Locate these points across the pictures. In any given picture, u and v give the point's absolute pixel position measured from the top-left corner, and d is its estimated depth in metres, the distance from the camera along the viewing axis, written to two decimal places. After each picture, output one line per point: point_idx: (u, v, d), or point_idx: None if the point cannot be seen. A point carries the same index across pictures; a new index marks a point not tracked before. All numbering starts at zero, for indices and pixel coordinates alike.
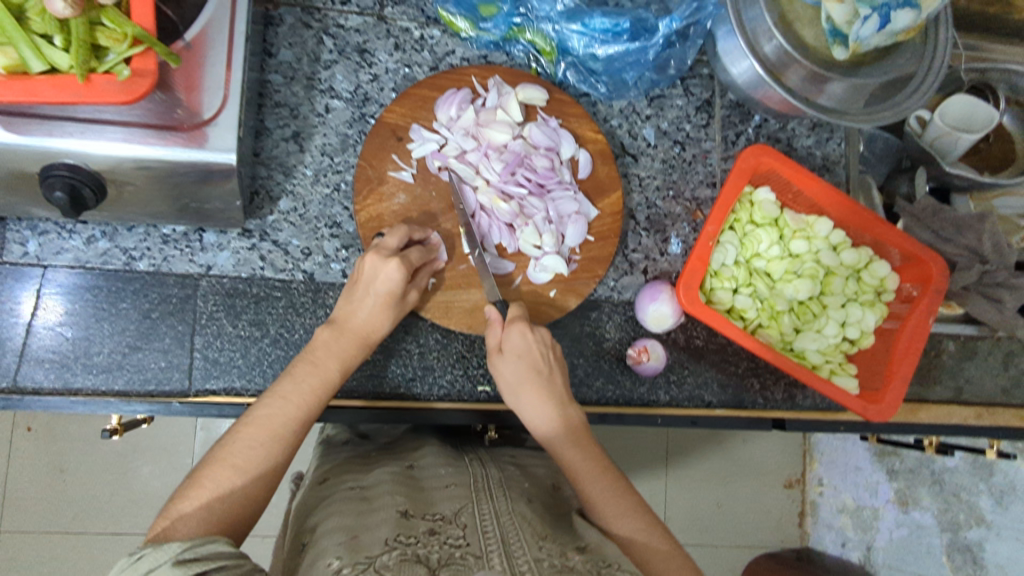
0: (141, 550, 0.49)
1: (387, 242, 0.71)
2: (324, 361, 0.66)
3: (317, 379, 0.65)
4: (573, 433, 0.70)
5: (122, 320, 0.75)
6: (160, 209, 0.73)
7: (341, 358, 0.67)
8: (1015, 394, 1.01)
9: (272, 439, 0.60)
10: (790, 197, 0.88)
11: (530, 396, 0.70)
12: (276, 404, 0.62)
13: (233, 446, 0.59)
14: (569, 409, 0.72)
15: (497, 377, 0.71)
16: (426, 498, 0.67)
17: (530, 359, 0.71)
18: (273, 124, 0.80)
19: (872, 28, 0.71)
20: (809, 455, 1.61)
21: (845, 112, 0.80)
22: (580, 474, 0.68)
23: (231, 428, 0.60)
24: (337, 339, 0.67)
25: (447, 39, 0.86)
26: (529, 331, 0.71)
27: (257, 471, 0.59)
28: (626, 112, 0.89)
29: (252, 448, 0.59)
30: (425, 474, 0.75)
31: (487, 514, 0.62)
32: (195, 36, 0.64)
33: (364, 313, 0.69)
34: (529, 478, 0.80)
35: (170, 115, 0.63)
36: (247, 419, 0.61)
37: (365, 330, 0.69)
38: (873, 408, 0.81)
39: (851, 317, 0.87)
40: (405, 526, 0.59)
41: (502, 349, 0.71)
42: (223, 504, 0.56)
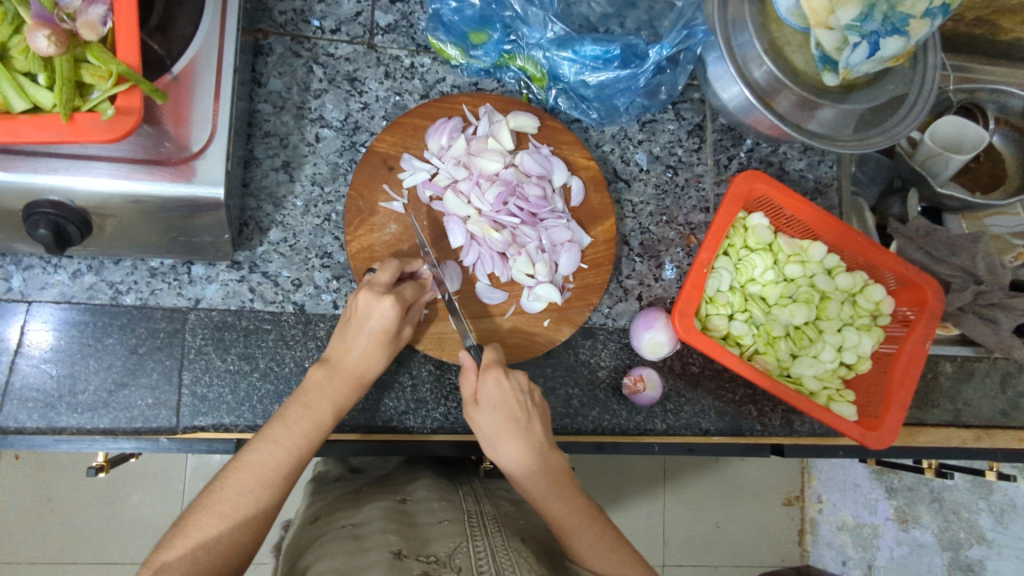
0: None
1: (380, 278, 0.69)
2: (317, 402, 0.65)
3: (310, 422, 0.63)
4: (554, 483, 0.68)
5: (108, 355, 0.74)
6: (148, 243, 0.71)
7: (335, 399, 0.66)
8: (1013, 415, 1.00)
9: (258, 482, 0.59)
10: (783, 222, 0.88)
11: (509, 448, 0.68)
12: (267, 448, 0.61)
13: (222, 493, 0.58)
14: (549, 456, 0.70)
15: (475, 427, 0.69)
16: (420, 535, 0.66)
17: (508, 408, 0.68)
18: (262, 154, 0.79)
19: (862, 55, 0.70)
20: (808, 472, 1.58)
21: (836, 138, 0.80)
22: (567, 527, 0.67)
23: (223, 473, 0.59)
24: (329, 380, 0.66)
25: (438, 67, 0.86)
26: (506, 378, 0.68)
27: (246, 519, 0.57)
28: (617, 137, 0.89)
29: (241, 494, 0.58)
30: (418, 509, 0.74)
31: (482, 552, 0.62)
32: (182, 69, 0.63)
33: (358, 352, 0.68)
34: (524, 515, 0.79)
35: (158, 150, 0.63)
36: (238, 464, 0.59)
37: (359, 370, 0.68)
38: (872, 435, 0.80)
39: (848, 342, 0.86)
40: (400, 568, 0.58)
41: (478, 399, 0.69)
42: (211, 552, 0.54)
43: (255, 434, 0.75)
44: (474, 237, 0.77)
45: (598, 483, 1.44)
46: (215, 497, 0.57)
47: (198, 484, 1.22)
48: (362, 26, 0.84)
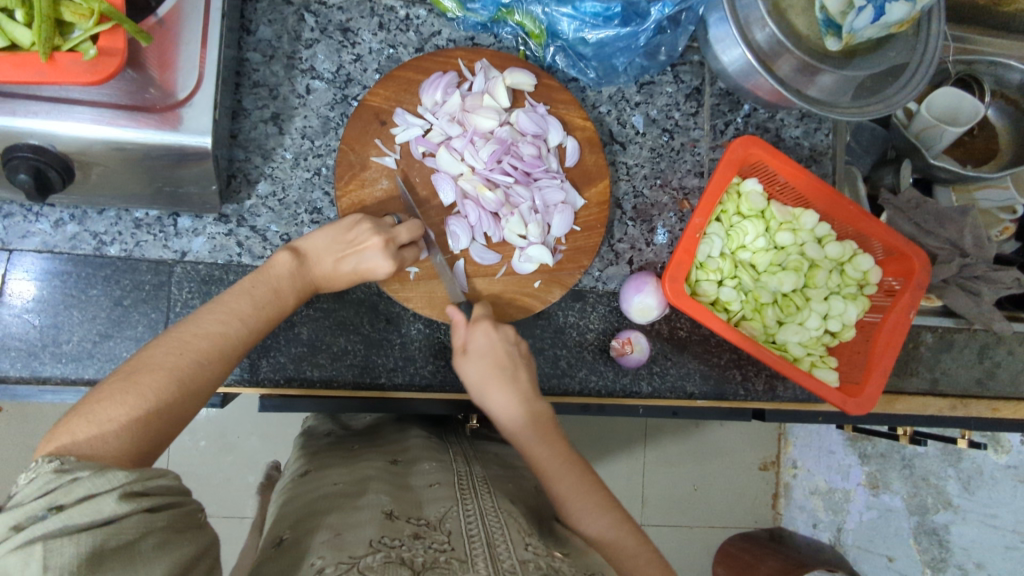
0: (73, 470, 0.45)
1: (400, 234, 0.69)
2: (283, 294, 0.66)
3: (273, 309, 0.65)
4: (540, 430, 0.71)
5: (93, 307, 0.73)
6: (134, 192, 0.70)
7: (299, 291, 0.68)
8: (988, 385, 1.03)
9: (215, 354, 0.58)
10: (777, 189, 0.88)
11: (496, 394, 0.72)
12: (220, 321, 0.60)
13: (176, 356, 0.56)
14: (534, 404, 0.73)
15: (463, 377, 0.74)
16: (412, 497, 0.67)
17: (497, 358, 0.73)
18: (251, 105, 0.77)
19: (866, 20, 0.69)
20: (785, 438, 1.63)
21: (834, 105, 0.79)
22: (549, 472, 0.68)
23: (166, 337, 0.58)
24: (292, 274, 0.67)
25: (433, 19, 0.83)
26: (494, 330, 0.74)
27: (195, 386, 0.56)
28: (615, 98, 0.88)
29: (196, 362, 0.57)
30: (410, 469, 0.75)
31: (472, 515, 0.62)
32: (167, 13, 0.60)
33: (329, 269, 0.69)
34: (512, 476, 0.80)
35: (143, 95, 0.61)
36: (177, 330, 0.58)
37: (320, 281, 0.69)
38: (853, 401, 0.81)
39: (834, 310, 0.87)
40: (390, 527, 0.58)
41: (466, 350, 0.73)
42: (161, 417, 0.53)
43: (243, 388, 0.75)
44: (465, 195, 0.76)
45: (582, 444, 1.47)
46: (153, 356, 0.56)
47: (188, 438, 1.23)
48: None
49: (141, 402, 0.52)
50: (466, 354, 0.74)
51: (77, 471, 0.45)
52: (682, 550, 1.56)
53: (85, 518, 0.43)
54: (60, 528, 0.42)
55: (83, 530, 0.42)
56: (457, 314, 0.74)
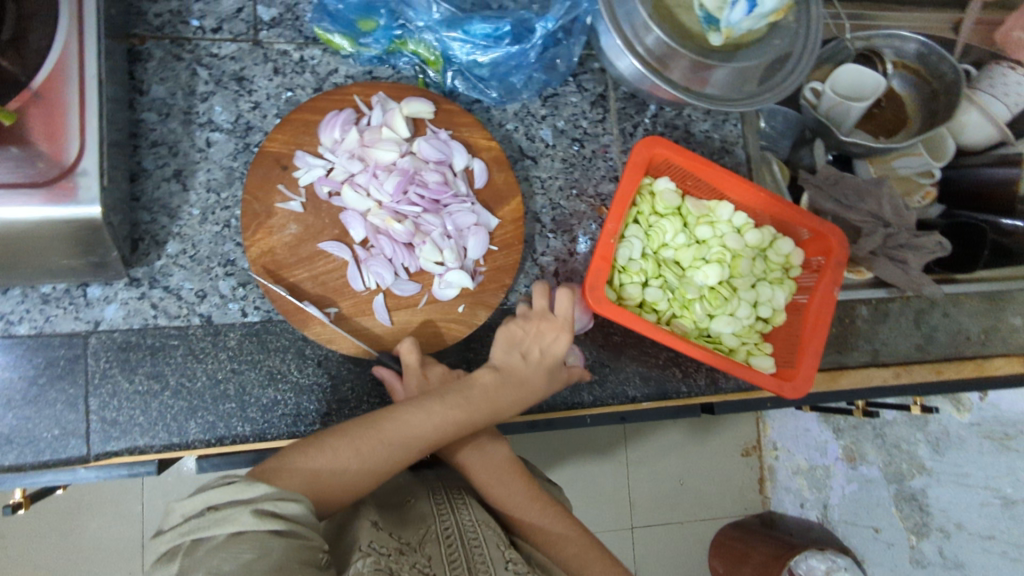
0: (235, 479, 0.51)
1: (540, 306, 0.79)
2: (474, 407, 0.69)
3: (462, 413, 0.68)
4: (502, 468, 0.72)
5: (7, 390, 0.71)
6: (36, 269, 0.69)
7: (455, 420, 0.67)
8: (928, 349, 1.04)
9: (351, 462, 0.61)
10: (691, 184, 0.89)
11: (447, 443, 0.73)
12: (411, 420, 0.65)
13: (314, 455, 0.60)
14: (489, 448, 0.73)
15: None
16: (399, 516, 0.67)
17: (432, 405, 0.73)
18: (152, 165, 0.77)
19: (741, 13, 0.71)
20: (763, 422, 1.64)
21: (729, 97, 0.81)
22: (512, 505, 0.71)
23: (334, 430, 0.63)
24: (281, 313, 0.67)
25: (329, 58, 0.84)
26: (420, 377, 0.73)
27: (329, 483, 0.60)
28: (520, 114, 0.89)
29: (348, 462, 0.61)
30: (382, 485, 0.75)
31: (451, 532, 0.63)
32: (42, 84, 0.60)
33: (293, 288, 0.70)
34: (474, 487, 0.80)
35: (29, 169, 0.60)
36: (381, 431, 0.63)
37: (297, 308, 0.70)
38: (788, 385, 0.82)
39: (762, 297, 0.88)
40: (378, 536, 0.59)
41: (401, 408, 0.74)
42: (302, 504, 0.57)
43: (175, 453, 0.74)
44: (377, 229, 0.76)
45: (564, 456, 1.47)
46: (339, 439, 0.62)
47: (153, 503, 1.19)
48: (245, 22, 0.81)
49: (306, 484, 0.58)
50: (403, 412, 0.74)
51: (236, 478, 0.51)
52: (677, 552, 1.54)
53: (220, 528, 0.47)
54: (180, 536, 0.47)
55: (212, 538, 0.47)
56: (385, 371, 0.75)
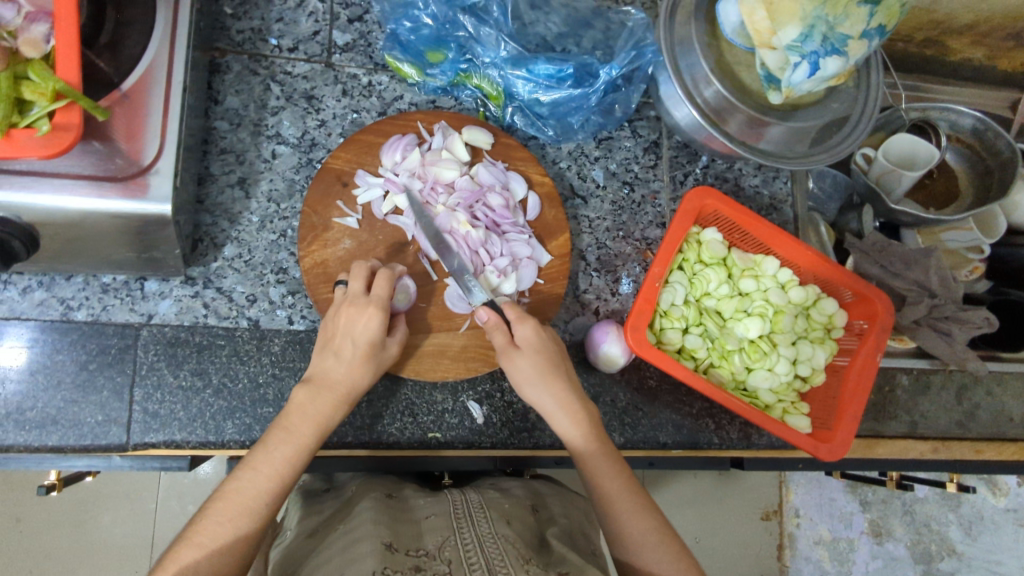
0: None
1: (352, 287, 0.69)
2: (298, 426, 0.63)
3: (291, 446, 0.62)
4: (597, 437, 0.69)
5: (58, 372, 0.73)
6: (103, 259, 0.72)
7: (317, 420, 0.64)
8: (970, 427, 1.02)
9: (234, 519, 0.58)
10: (737, 237, 0.90)
11: (550, 390, 0.69)
12: (248, 476, 0.60)
13: (200, 524, 0.57)
14: (588, 407, 0.71)
15: (514, 374, 0.70)
16: (410, 529, 0.67)
17: (547, 355, 0.70)
18: (218, 170, 0.80)
19: (802, 75, 0.72)
20: (786, 487, 1.50)
21: (783, 155, 0.82)
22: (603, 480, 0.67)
23: (206, 505, 0.59)
24: (312, 400, 0.64)
25: (395, 85, 0.87)
26: (542, 328, 0.71)
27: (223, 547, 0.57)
28: (574, 154, 0.91)
29: (219, 523, 0.57)
30: (410, 504, 0.75)
31: (471, 542, 0.63)
32: (131, 87, 0.64)
33: (344, 366, 0.66)
34: (508, 498, 0.80)
35: (109, 165, 0.63)
36: (229, 492, 0.59)
37: (345, 385, 0.66)
38: (825, 447, 0.81)
39: (802, 355, 0.87)
40: (391, 559, 0.60)
41: (517, 344, 0.70)
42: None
43: (208, 451, 0.75)
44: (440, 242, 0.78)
45: None
46: (211, 514, 0.58)
47: (170, 503, 1.21)
48: (320, 45, 0.85)
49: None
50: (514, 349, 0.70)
51: None
52: None
53: None
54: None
55: None
56: (491, 316, 0.70)
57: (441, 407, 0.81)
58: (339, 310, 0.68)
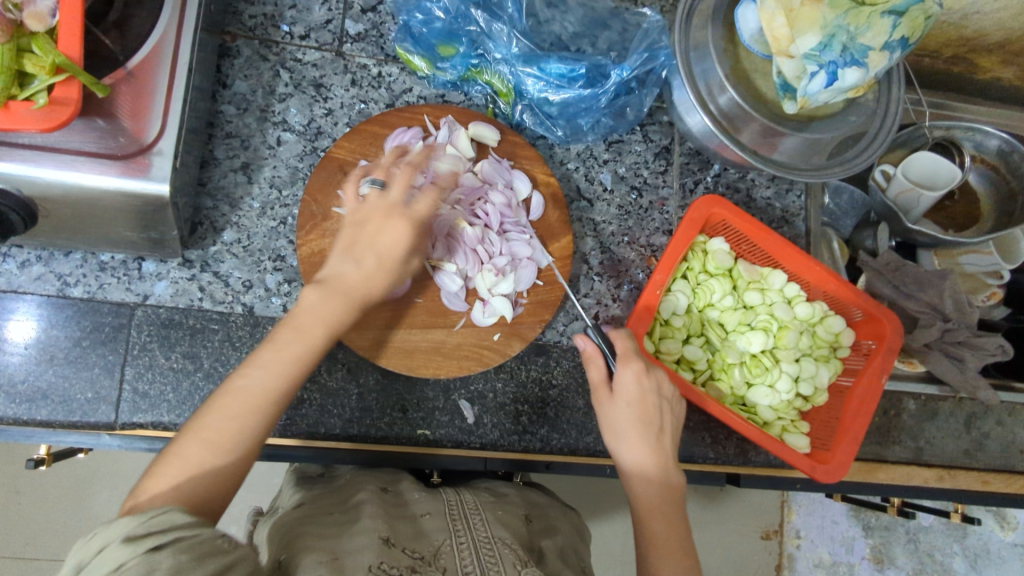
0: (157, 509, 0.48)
1: (392, 193, 0.65)
2: (311, 331, 0.59)
3: (252, 394, 0.56)
4: (666, 499, 0.67)
5: (51, 347, 0.73)
6: (101, 236, 0.72)
7: (328, 323, 0.60)
8: (977, 456, 0.99)
9: (236, 421, 0.55)
10: (745, 248, 0.88)
11: (635, 442, 0.69)
12: (258, 374, 0.56)
13: (203, 421, 0.54)
14: (670, 471, 0.69)
15: (605, 414, 0.71)
16: (408, 527, 0.65)
17: (643, 409, 0.69)
18: (222, 154, 0.80)
19: (819, 85, 0.70)
20: (786, 505, 1.49)
21: (796, 166, 0.80)
22: (659, 546, 0.65)
23: (212, 397, 0.56)
24: (325, 301, 0.60)
25: (405, 77, 0.86)
26: (648, 377, 0.70)
27: (228, 445, 0.54)
28: (583, 156, 0.89)
29: (227, 420, 0.54)
30: (404, 496, 0.74)
31: (468, 547, 0.62)
32: (137, 65, 0.63)
33: (361, 272, 0.62)
34: (502, 505, 0.78)
35: (110, 143, 0.63)
36: (238, 388, 0.56)
37: (360, 289, 0.62)
38: (822, 468, 0.79)
39: (805, 373, 0.85)
40: (388, 555, 0.59)
41: (614, 390, 0.71)
42: (196, 484, 0.53)
43: None
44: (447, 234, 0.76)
45: None
46: (209, 417, 0.54)
47: None
48: (332, 33, 0.85)
49: (181, 494, 0.52)
50: (610, 391, 0.71)
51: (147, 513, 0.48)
52: None
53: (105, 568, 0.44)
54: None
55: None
56: (589, 345, 0.73)
57: (432, 404, 0.81)
58: (369, 218, 0.65)
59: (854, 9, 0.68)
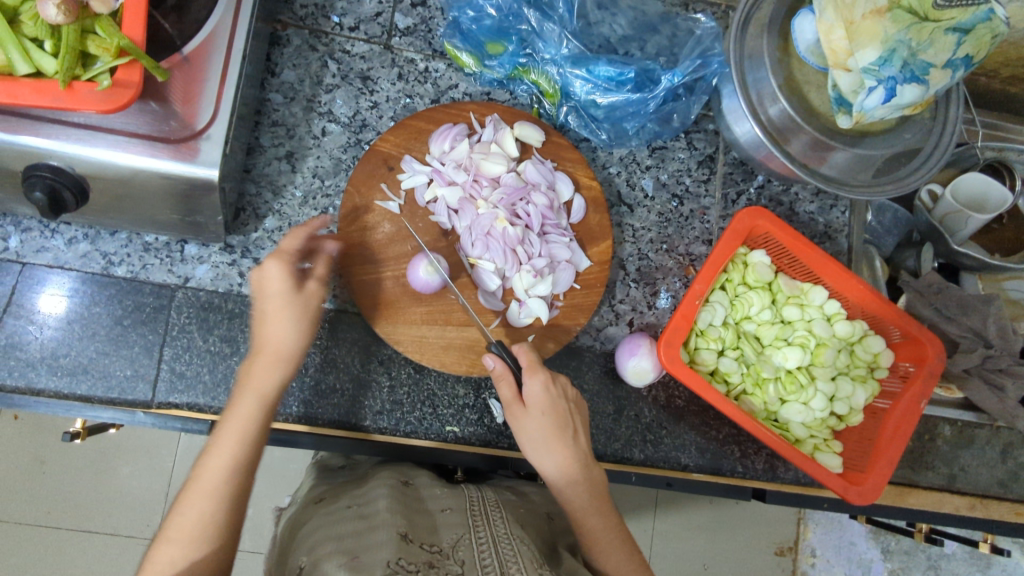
0: None
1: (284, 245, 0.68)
2: (242, 401, 0.62)
3: (224, 457, 0.59)
4: (597, 498, 0.69)
5: (94, 324, 0.74)
6: (148, 217, 0.72)
7: (258, 386, 0.63)
8: (1012, 487, 0.96)
9: (207, 503, 0.57)
10: (786, 262, 0.86)
11: (553, 451, 0.68)
12: (209, 461, 0.58)
13: (176, 520, 0.56)
14: (591, 470, 0.70)
15: (518, 431, 0.69)
16: (425, 522, 0.65)
17: (556, 416, 0.69)
18: (268, 142, 0.80)
19: (877, 100, 0.68)
20: (804, 522, 1.45)
21: (846, 182, 0.79)
22: (602, 544, 0.68)
23: (175, 500, 0.58)
24: (263, 369, 0.63)
25: (451, 73, 0.86)
26: (553, 384, 0.69)
27: (205, 532, 0.56)
28: (626, 161, 0.88)
29: (197, 513, 0.56)
30: (423, 493, 0.74)
31: (485, 542, 0.62)
32: (192, 50, 0.63)
33: (283, 330, 0.64)
34: (524, 503, 0.78)
35: (163, 126, 0.63)
36: (193, 483, 0.58)
37: (279, 343, 0.64)
38: (854, 489, 0.77)
39: (841, 392, 0.84)
40: (405, 551, 0.58)
41: (525, 403, 0.69)
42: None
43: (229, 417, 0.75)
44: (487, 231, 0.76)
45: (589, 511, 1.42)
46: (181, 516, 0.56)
47: (186, 464, 1.23)
48: (381, 26, 0.85)
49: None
50: (522, 406, 0.69)
51: None
52: None
53: None
54: None
55: None
56: (499, 364, 0.70)
57: (463, 401, 0.81)
58: (263, 289, 0.66)
59: (918, 24, 0.66)
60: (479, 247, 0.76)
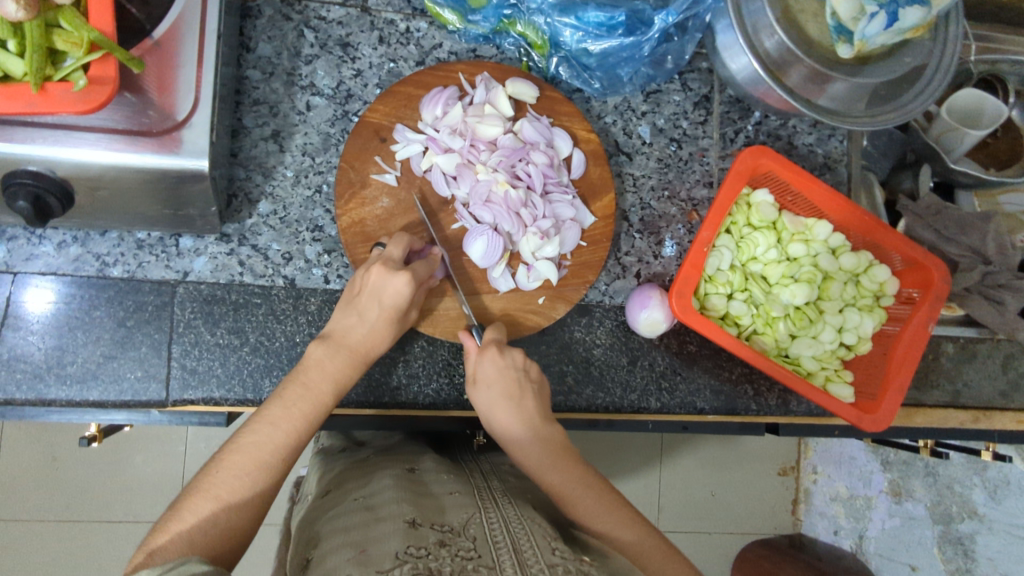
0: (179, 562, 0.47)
1: (392, 253, 0.68)
2: (318, 381, 0.64)
3: (308, 402, 0.63)
4: (554, 454, 0.68)
5: (96, 328, 0.73)
6: (135, 214, 0.70)
7: (336, 377, 0.65)
8: (1013, 397, 0.99)
9: (252, 464, 0.58)
10: (789, 199, 0.86)
11: (503, 420, 0.70)
12: (265, 431, 0.60)
13: (217, 476, 0.57)
14: (546, 429, 0.70)
15: (474, 404, 0.71)
16: (433, 505, 0.66)
17: (503, 384, 0.70)
18: (251, 123, 0.77)
19: (878, 27, 0.67)
20: (804, 444, 1.53)
21: (847, 114, 0.77)
22: (565, 492, 0.66)
23: (219, 457, 0.59)
24: (330, 359, 0.65)
25: (434, 32, 0.82)
26: (501, 356, 0.71)
27: (243, 502, 0.57)
28: (620, 108, 0.86)
29: (237, 477, 0.57)
30: (429, 478, 0.74)
31: (497, 525, 0.62)
32: (162, 35, 0.59)
33: (365, 329, 0.67)
34: (532, 485, 0.78)
35: (142, 119, 0.60)
36: (243, 445, 0.59)
37: (364, 347, 0.67)
38: (868, 417, 0.79)
39: (849, 323, 0.85)
40: (414, 536, 0.57)
41: (477, 379, 0.71)
42: (213, 537, 0.54)
43: (246, 409, 0.75)
44: (491, 196, 0.73)
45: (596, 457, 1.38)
46: (217, 476, 0.57)
47: (197, 447, 1.23)
48: None
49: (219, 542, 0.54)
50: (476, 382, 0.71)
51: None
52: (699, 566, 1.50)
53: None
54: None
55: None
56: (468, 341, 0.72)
57: None
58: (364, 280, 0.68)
59: None
60: (486, 216, 0.74)
